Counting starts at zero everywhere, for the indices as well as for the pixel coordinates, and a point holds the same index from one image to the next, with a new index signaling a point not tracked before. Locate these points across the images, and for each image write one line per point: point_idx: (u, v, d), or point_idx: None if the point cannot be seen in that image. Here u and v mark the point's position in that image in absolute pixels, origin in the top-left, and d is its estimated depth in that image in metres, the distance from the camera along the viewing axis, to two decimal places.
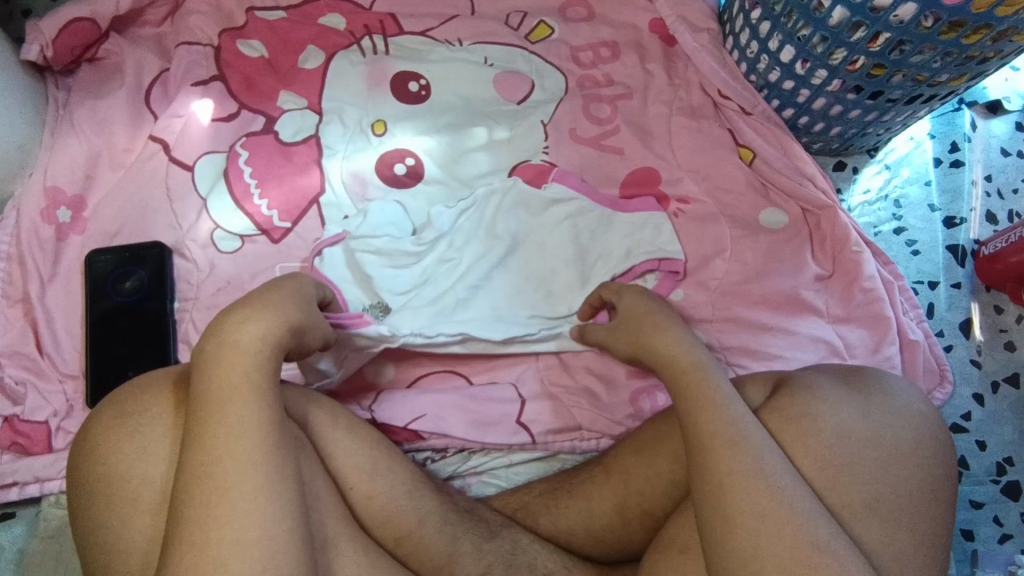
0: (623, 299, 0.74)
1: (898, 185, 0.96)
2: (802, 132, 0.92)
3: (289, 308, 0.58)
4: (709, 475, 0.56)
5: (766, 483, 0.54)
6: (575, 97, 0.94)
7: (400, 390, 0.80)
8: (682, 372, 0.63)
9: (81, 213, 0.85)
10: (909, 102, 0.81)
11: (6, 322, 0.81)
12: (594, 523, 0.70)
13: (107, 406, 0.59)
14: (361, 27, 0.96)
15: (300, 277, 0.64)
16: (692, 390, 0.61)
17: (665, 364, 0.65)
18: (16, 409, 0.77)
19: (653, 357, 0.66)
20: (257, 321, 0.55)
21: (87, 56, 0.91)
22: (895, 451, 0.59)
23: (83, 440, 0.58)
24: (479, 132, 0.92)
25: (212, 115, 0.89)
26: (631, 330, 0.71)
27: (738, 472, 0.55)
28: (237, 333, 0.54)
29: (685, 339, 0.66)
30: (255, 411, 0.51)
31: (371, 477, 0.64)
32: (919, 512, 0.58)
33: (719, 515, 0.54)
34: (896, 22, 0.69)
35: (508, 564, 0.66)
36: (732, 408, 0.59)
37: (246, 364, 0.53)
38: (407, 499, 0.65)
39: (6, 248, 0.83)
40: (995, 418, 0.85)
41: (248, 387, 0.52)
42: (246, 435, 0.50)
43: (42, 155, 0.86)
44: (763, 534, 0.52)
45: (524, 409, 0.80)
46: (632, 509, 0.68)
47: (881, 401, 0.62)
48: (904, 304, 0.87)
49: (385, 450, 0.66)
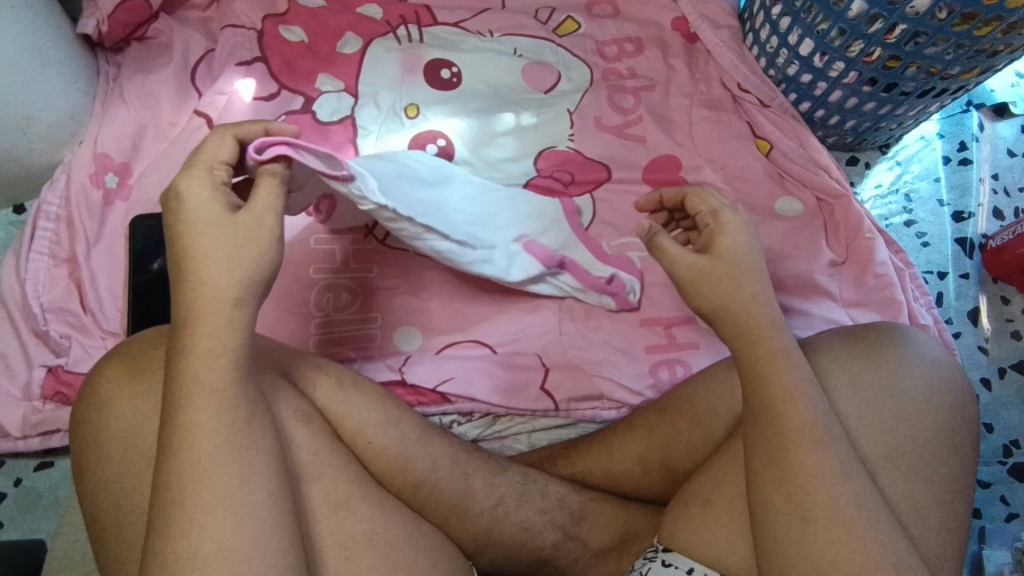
0: (722, 235, 0.64)
1: (908, 181, 0.99)
2: (817, 125, 0.97)
3: (229, 278, 0.52)
4: (781, 492, 0.55)
5: (837, 481, 0.55)
6: (600, 88, 0.98)
7: (429, 355, 0.83)
8: (760, 366, 0.59)
9: (126, 180, 0.88)
10: (921, 95, 0.85)
11: (51, 279, 0.84)
12: (614, 468, 0.73)
13: (117, 360, 0.58)
14: (397, 17, 1.00)
15: (193, 171, 0.55)
16: (775, 378, 0.58)
17: (743, 341, 0.60)
18: (59, 361, 0.80)
19: (737, 338, 0.61)
20: (219, 310, 0.52)
21: (137, 35, 0.96)
22: (911, 404, 0.62)
23: (93, 392, 0.57)
24: (507, 118, 0.96)
25: (254, 93, 0.93)
26: (712, 287, 0.62)
27: (814, 472, 0.55)
28: (201, 326, 0.52)
29: (767, 317, 0.61)
30: (222, 415, 0.51)
31: (385, 429, 0.64)
32: (940, 463, 0.61)
33: (798, 516, 0.54)
34: (912, 14, 0.74)
35: (521, 493, 0.70)
36: (812, 393, 0.58)
37: (211, 365, 0.51)
38: (419, 445, 0.66)
39: (54, 210, 0.86)
40: (1001, 402, 0.88)
41: (208, 391, 0.51)
42: (206, 441, 0.50)
43: (92, 124, 0.90)
44: (837, 534, 0.53)
45: (547, 378, 0.83)
46: (654, 460, 0.71)
47: (893, 355, 0.64)
48: (915, 291, 0.90)
49: (393, 403, 0.67)
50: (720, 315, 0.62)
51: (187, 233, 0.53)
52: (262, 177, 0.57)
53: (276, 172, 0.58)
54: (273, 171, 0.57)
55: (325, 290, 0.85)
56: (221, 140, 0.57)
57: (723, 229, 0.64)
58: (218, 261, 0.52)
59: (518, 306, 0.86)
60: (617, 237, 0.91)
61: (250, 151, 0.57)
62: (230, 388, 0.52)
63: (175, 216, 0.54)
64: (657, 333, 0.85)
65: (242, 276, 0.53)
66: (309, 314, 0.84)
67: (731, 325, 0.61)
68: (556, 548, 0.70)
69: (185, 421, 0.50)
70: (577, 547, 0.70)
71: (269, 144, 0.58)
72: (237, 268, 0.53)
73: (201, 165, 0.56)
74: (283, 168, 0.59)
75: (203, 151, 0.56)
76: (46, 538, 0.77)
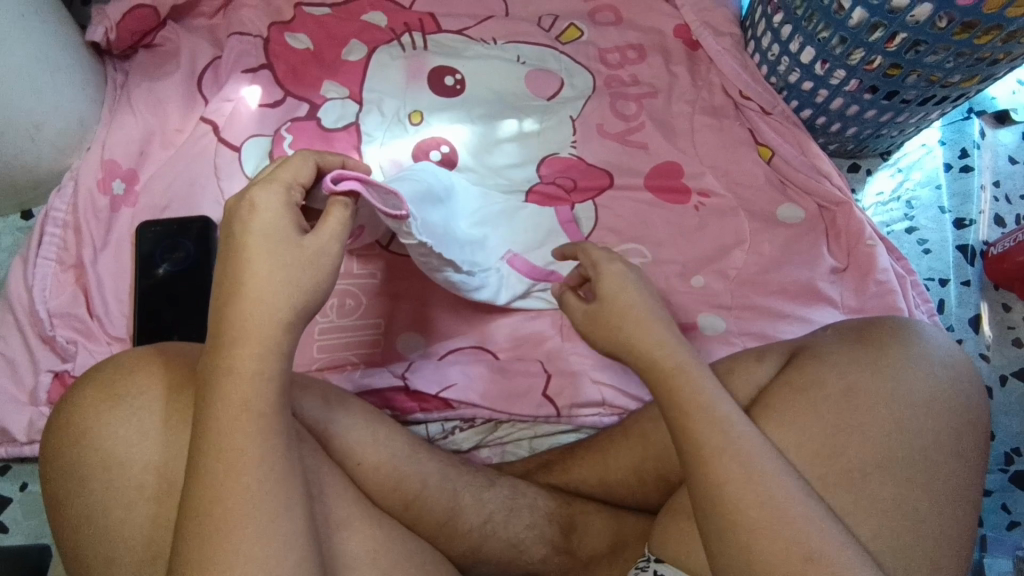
0: (603, 283, 0.66)
1: (910, 188, 1.00)
2: (819, 132, 0.97)
3: (282, 302, 0.54)
4: (719, 501, 0.54)
5: (774, 482, 0.54)
6: (603, 95, 0.99)
7: (431, 361, 0.83)
8: (673, 383, 0.60)
9: (133, 187, 0.89)
10: (922, 102, 0.86)
11: (59, 284, 0.85)
12: (609, 476, 0.74)
13: (94, 386, 0.61)
14: (402, 24, 1.01)
15: (272, 186, 0.57)
16: (681, 394, 0.59)
17: (649, 364, 0.62)
18: (66, 366, 0.81)
19: (640, 361, 0.63)
20: (266, 335, 0.53)
21: (145, 42, 0.97)
22: (911, 410, 0.62)
23: (71, 419, 0.60)
24: (510, 124, 0.96)
25: (260, 100, 0.94)
26: (607, 328, 0.65)
27: (749, 476, 0.54)
28: (247, 352, 0.53)
29: (660, 336, 0.62)
30: (265, 439, 0.52)
31: (376, 448, 0.66)
32: (936, 469, 0.61)
33: (731, 526, 0.53)
34: (912, 22, 0.74)
35: (510, 508, 0.71)
36: (726, 401, 0.59)
37: (256, 391, 0.52)
38: (409, 463, 0.67)
39: (62, 216, 0.87)
40: (1003, 410, 0.88)
41: (253, 417, 0.52)
42: (249, 467, 0.51)
43: (100, 131, 0.91)
44: (779, 540, 0.52)
45: (550, 383, 0.83)
46: (649, 472, 0.71)
47: (898, 360, 0.64)
48: (916, 298, 0.90)
49: (382, 421, 0.68)
50: (627, 345, 0.64)
51: (243, 247, 0.55)
52: (332, 206, 0.60)
53: (346, 205, 0.60)
54: (344, 204, 0.60)
55: (329, 296, 0.86)
56: (301, 164, 0.59)
57: (602, 277, 0.67)
58: (278, 284, 0.54)
59: (521, 312, 0.86)
60: (619, 243, 0.91)
61: (328, 180, 0.60)
62: (276, 412, 0.53)
63: (241, 231, 0.55)
64: None
65: (293, 301, 0.55)
66: (314, 319, 0.85)
67: (632, 354, 0.64)
68: (544, 563, 0.71)
69: (227, 445, 0.51)
70: (568, 561, 0.71)
71: (347, 178, 0.60)
72: (289, 295, 0.55)
73: (275, 181, 0.57)
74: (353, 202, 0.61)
75: (279, 171, 0.58)
76: (51, 542, 0.78)
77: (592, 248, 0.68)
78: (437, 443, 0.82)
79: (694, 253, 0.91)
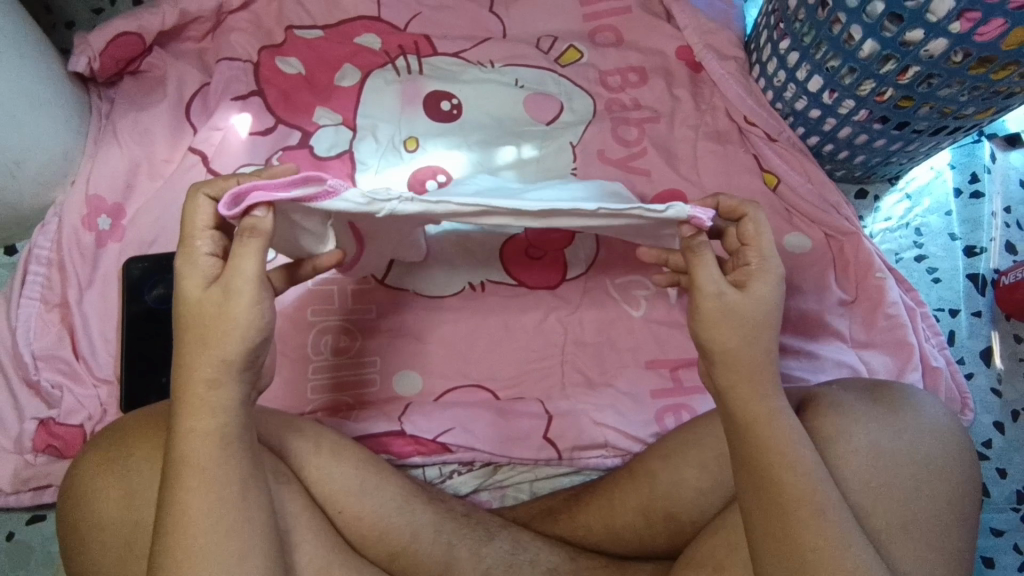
0: (756, 282, 0.59)
1: (919, 214, 0.97)
2: (825, 159, 0.94)
3: (207, 359, 0.52)
4: (779, 539, 0.52)
5: (832, 520, 0.53)
6: (603, 120, 0.96)
7: (429, 403, 0.81)
8: (752, 427, 0.56)
9: (120, 222, 0.87)
10: (934, 133, 0.84)
11: (42, 325, 0.83)
12: (616, 519, 0.72)
13: (91, 451, 0.59)
14: (396, 47, 0.98)
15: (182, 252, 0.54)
16: (762, 435, 0.56)
17: (741, 395, 0.57)
18: (52, 412, 0.79)
19: (737, 384, 0.58)
20: (198, 393, 0.52)
21: (130, 69, 0.94)
22: (927, 471, 0.62)
23: (70, 487, 0.58)
24: (508, 151, 0.93)
25: (250, 128, 0.91)
26: (735, 323, 0.58)
27: (809, 510, 0.53)
28: (188, 411, 0.52)
29: (762, 364, 0.58)
30: (213, 493, 0.50)
31: (360, 499, 0.64)
32: (947, 535, 0.61)
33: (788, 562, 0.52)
34: (926, 56, 0.72)
35: (509, 565, 0.67)
36: (798, 434, 0.56)
37: (200, 446, 0.51)
38: (398, 514, 0.65)
39: (46, 253, 0.85)
40: (1014, 446, 0.86)
41: (195, 469, 0.50)
42: (198, 521, 0.49)
43: (85, 164, 0.88)
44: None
45: (551, 425, 0.81)
46: (657, 512, 0.70)
47: (908, 420, 0.64)
48: (926, 331, 0.87)
49: (373, 468, 0.66)
50: (727, 358, 0.58)
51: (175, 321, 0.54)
52: (245, 233, 0.53)
53: (257, 225, 0.52)
54: (252, 227, 0.52)
55: (323, 332, 0.83)
56: (195, 206, 0.54)
57: (759, 272, 0.60)
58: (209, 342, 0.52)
59: (519, 349, 0.84)
60: (622, 274, 0.88)
61: (222, 210, 0.52)
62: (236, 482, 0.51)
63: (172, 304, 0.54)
64: (663, 376, 0.84)
65: (220, 354, 0.52)
66: (306, 358, 0.82)
67: (729, 369, 0.58)
68: None
69: (175, 501, 0.50)
70: None
71: (242, 195, 0.51)
72: (210, 352, 0.52)
73: (185, 242, 0.54)
74: (265, 216, 0.53)
75: (186, 228, 0.55)
76: None
77: (758, 234, 0.61)
78: (436, 487, 0.80)
79: None
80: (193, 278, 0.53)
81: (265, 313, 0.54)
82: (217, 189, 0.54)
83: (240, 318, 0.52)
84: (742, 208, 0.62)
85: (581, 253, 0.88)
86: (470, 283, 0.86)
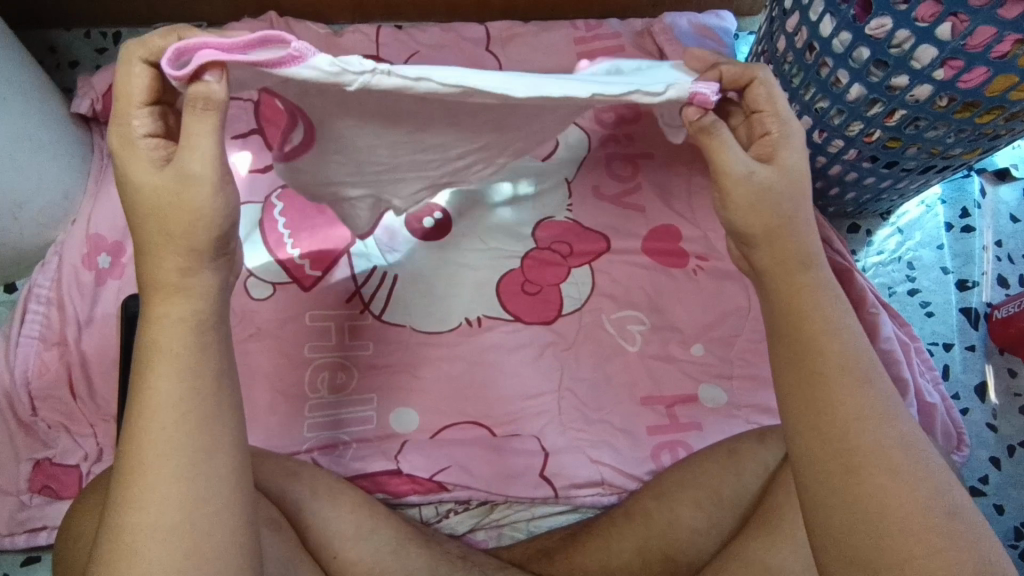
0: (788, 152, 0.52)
1: (911, 248, 0.98)
2: (816, 196, 0.95)
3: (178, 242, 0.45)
4: (835, 441, 0.47)
5: (892, 425, 0.47)
6: (598, 156, 0.97)
7: (425, 441, 0.81)
8: (804, 319, 0.50)
9: (120, 258, 0.87)
10: (923, 171, 0.85)
11: (41, 363, 0.83)
12: (611, 561, 0.71)
13: (92, 494, 0.59)
14: None
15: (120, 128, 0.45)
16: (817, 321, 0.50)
17: (794, 274, 0.51)
18: (48, 453, 0.80)
19: (787, 274, 0.51)
20: (171, 279, 0.45)
21: None
22: None
23: (69, 529, 0.58)
24: (505, 187, 0.93)
25: (251, 166, 0.93)
26: (768, 202, 0.51)
27: (869, 410, 0.47)
28: (164, 295, 0.46)
29: (814, 251, 0.52)
30: (187, 393, 0.45)
31: (355, 543, 0.64)
32: None
33: (842, 459, 0.47)
34: (913, 101, 0.73)
35: None
36: (856, 330, 0.50)
37: (176, 333, 0.45)
38: (393, 559, 0.65)
39: (46, 292, 0.86)
40: (1010, 481, 0.86)
41: (169, 364, 0.45)
42: (166, 413, 0.44)
43: (86, 203, 0.89)
44: (895, 484, 0.45)
45: (547, 463, 0.81)
46: (654, 551, 0.69)
47: None
48: (920, 365, 0.88)
49: (368, 512, 0.66)
50: (770, 239, 0.51)
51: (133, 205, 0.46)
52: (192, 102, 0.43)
53: (210, 90, 0.43)
54: (202, 90, 0.43)
55: (320, 370, 0.84)
56: (131, 74, 0.44)
57: (786, 142, 0.52)
58: (174, 224, 0.45)
59: (515, 385, 0.84)
60: (617, 310, 0.89)
61: (167, 68, 0.42)
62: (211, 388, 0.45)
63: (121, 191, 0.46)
64: (659, 412, 0.84)
65: (189, 243, 0.45)
66: (303, 396, 0.83)
67: (776, 247, 0.51)
68: None
69: (146, 391, 0.45)
70: None
71: (189, 52, 0.42)
72: (178, 242, 0.45)
73: (119, 118, 0.45)
74: (218, 82, 0.43)
75: (118, 100, 0.45)
76: None
77: (771, 99, 0.53)
78: (432, 526, 0.80)
79: (693, 321, 0.88)
80: (138, 162, 0.45)
81: (231, 204, 0.46)
82: (156, 54, 0.44)
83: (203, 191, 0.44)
84: (749, 72, 0.53)
85: (576, 290, 0.89)
86: (466, 319, 0.87)
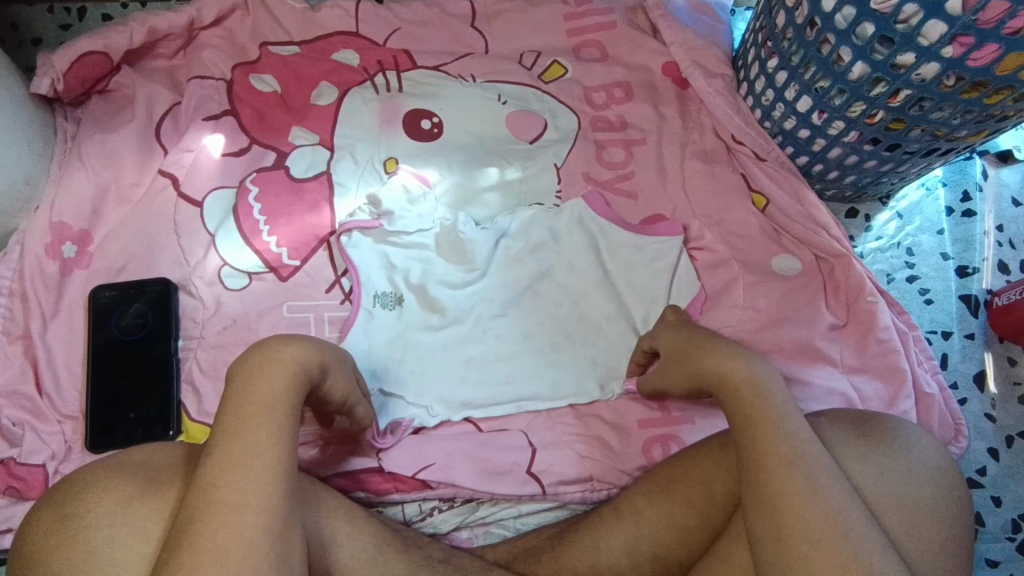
0: (660, 339, 0.75)
1: (910, 233, 0.95)
2: (815, 178, 0.92)
3: (279, 366, 0.57)
4: (767, 523, 0.55)
5: (817, 502, 0.54)
6: (587, 139, 0.93)
7: (408, 437, 0.79)
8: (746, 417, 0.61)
9: (86, 248, 0.84)
10: (926, 154, 0.82)
11: (4, 358, 0.80)
12: (600, 562, 0.68)
13: (47, 508, 0.56)
14: (375, 63, 0.95)
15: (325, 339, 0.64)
16: (750, 406, 0.61)
17: (720, 382, 0.65)
18: (13, 452, 0.76)
19: (728, 396, 0.63)
20: (266, 380, 0.56)
21: (98, 89, 0.91)
22: (927, 490, 0.61)
23: (23, 548, 0.55)
24: (491, 172, 0.91)
25: (224, 149, 0.88)
26: (680, 362, 0.70)
27: (799, 494, 0.55)
28: (255, 381, 0.56)
29: (742, 372, 0.64)
30: (255, 462, 0.53)
31: (331, 548, 0.62)
32: (951, 553, 0.59)
33: (772, 533, 0.54)
34: (918, 80, 0.70)
35: None
36: (788, 420, 0.59)
37: (256, 418, 0.54)
38: (370, 565, 0.63)
39: (7, 283, 0.82)
40: (1009, 473, 0.84)
41: (250, 439, 0.53)
42: (233, 483, 0.52)
43: (48, 189, 0.85)
44: (819, 558, 0.52)
45: (535, 458, 0.78)
46: (643, 551, 0.67)
47: (895, 443, 0.63)
48: (919, 355, 0.85)
49: (344, 516, 0.64)
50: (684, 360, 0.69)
51: (262, 345, 0.59)
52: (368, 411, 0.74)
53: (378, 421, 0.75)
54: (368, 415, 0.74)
55: None
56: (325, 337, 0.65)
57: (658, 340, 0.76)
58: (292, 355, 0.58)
59: (500, 378, 0.81)
60: (607, 299, 0.85)
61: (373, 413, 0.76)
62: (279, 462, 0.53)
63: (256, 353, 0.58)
64: (650, 407, 0.81)
65: (295, 365, 0.58)
66: None
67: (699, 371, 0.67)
68: None
69: (223, 459, 0.53)
70: None
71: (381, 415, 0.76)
72: (284, 372, 0.57)
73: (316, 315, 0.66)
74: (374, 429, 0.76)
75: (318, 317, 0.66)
76: None
77: (659, 331, 0.76)
78: (414, 525, 0.77)
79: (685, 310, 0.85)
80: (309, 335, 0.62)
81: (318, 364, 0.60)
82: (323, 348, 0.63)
83: (290, 376, 0.57)
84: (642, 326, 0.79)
85: (566, 279, 0.86)
86: None
